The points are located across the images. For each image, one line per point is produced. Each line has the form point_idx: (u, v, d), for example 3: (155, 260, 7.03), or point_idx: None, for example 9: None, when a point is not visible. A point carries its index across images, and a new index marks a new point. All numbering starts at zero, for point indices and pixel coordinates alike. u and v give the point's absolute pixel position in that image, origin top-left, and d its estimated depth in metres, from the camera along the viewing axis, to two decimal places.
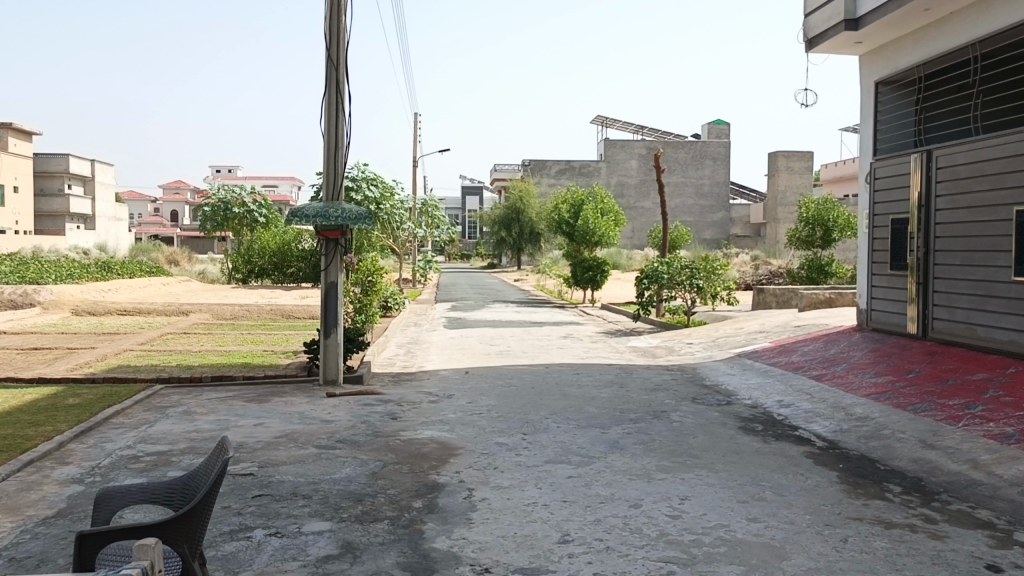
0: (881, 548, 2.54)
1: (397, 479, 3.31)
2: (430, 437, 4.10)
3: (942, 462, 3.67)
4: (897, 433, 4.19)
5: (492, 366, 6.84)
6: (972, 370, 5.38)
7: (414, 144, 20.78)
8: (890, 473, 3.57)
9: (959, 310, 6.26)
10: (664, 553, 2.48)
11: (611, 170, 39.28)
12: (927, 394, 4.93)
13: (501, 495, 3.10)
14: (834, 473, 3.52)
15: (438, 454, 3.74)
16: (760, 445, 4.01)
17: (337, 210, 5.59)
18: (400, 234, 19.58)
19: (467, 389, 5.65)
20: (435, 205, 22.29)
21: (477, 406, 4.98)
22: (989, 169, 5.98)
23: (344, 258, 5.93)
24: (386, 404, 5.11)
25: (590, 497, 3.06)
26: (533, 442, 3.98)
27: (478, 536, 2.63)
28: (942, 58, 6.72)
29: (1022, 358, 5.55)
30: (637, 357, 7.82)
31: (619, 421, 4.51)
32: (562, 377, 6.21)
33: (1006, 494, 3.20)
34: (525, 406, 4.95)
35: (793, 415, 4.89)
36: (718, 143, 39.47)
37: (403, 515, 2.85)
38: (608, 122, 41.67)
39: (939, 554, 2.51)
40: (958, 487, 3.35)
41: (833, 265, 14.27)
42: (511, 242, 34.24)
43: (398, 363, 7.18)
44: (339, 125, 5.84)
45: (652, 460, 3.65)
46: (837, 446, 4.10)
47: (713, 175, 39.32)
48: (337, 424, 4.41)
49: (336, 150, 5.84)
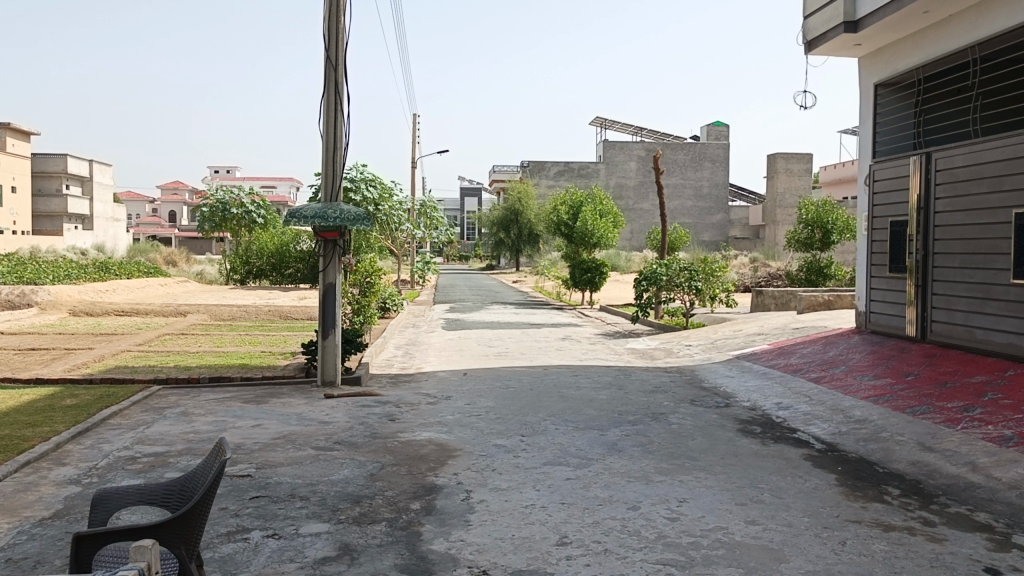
0: (880, 551, 2.54)
1: (395, 480, 3.31)
2: (428, 439, 4.10)
3: (940, 465, 3.67)
4: (895, 436, 4.19)
5: (490, 368, 6.84)
6: (970, 373, 5.38)
7: (413, 145, 20.80)
8: (889, 476, 3.57)
9: (958, 312, 6.26)
10: (662, 555, 2.48)
11: (610, 172, 39.30)
12: (925, 397, 4.93)
13: (499, 497, 3.10)
14: (833, 476, 3.52)
15: (436, 456, 3.74)
16: (758, 448, 4.01)
17: (336, 211, 5.59)
18: (399, 235, 19.59)
19: (466, 391, 5.64)
20: (435, 207, 22.29)
21: (475, 408, 4.97)
22: (987, 172, 5.98)
23: (342, 259, 5.93)
24: (384, 405, 5.10)
25: (588, 499, 3.05)
26: (532, 444, 3.98)
27: (476, 538, 2.63)
28: (941, 60, 6.71)
29: (1021, 360, 5.55)
30: (636, 359, 7.82)
31: (618, 423, 4.51)
32: (561, 378, 6.21)
33: (1005, 497, 3.20)
34: (523, 408, 4.95)
35: (792, 417, 4.89)
36: (717, 145, 39.50)
37: (401, 516, 2.84)
38: (607, 124, 41.70)
39: (937, 557, 2.51)
40: (956, 490, 3.35)
41: (832, 267, 14.28)
42: (510, 244, 34.25)
43: (397, 364, 7.17)
44: (338, 126, 5.84)
45: (650, 462, 3.65)
46: (836, 448, 4.10)
47: (712, 177, 39.34)
48: (335, 426, 4.41)
49: (335, 151, 5.84)
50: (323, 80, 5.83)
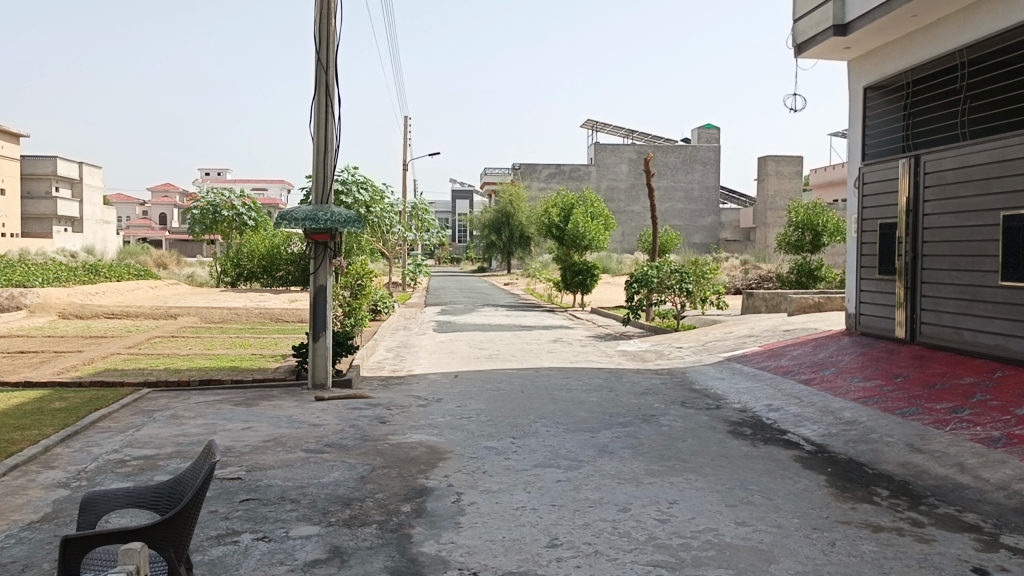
0: (869, 552, 2.55)
1: (386, 483, 3.30)
2: (418, 441, 4.09)
3: (929, 466, 3.69)
4: (884, 437, 4.21)
5: (481, 370, 6.83)
6: (959, 375, 5.41)
7: (404, 147, 20.78)
8: (878, 477, 3.58)
9: (947, 314, 6.30)
10: (652, 557, 2.48)
11: (601, 174, 39.37)
12: (914, 398, 4.95)
13: (489, 499, 3.09)
14: (822, 477, 3.53)
15: (427, 458, 3.73)
16: (748, 449, 4.02)
17: (326, 213, 5.58)
18: (390, 237, 19.61)
19: (457, 393, 5.63)
20: (426, 208, 22.17)
21: (466, 410, 4.97)
22: (976, 174, 6.02)
23: (333, 262, 5.92)
24: (375, 407, 5.09)
25: (579, 501, 3.05)
26: (522, 447, 3.97)
27: (466, 540, 2.63)
28: (931, 63, 6.74)
29: (1010, 361, 5.58)
30: (627, 360, 7.83)
31: (608, 425, 4.51)
32: (551, 380, 6.22)
33: (993, 498, 3.22)
34: (514, 410, 4.95)
35: (782, 419, 4.90)
36: (708, 148, 39.63)
37: (391, 519, 2.84)
38: (597, 126, 41.79)
39: (926, 557, 2.52)
40: (945, 491, 3.37)
41: (822, 269, 14.33)
42: (501, 246, 34.25)
43: (387, 366, 7.17)
44: (328, 128, 5.83)
45: (641, 463, 3.65)
46: (825, 450, 4.11)
47: (703, 180, 39.45)
48: (326, 428, 4.40)
49: (325, 153, 5.83)
50: (314, 82, 5.83)
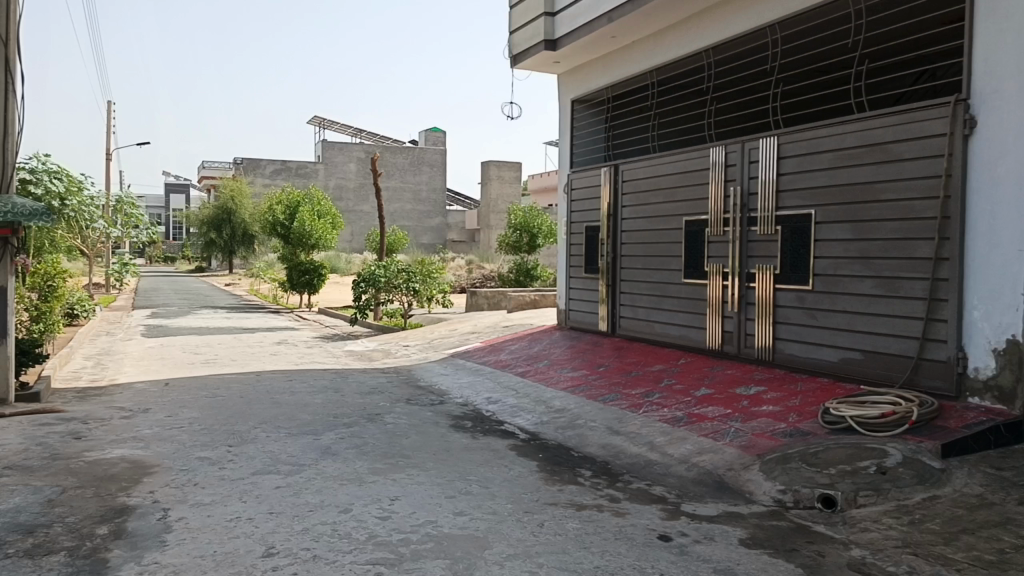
0: (572, 529, 2.76)
1: (80, 504, 2.99)
2: (120, 457, 3.75)
3: (625, 446, 4.08)
4: (589, 423, 4.58)
5: (196, 376, 6.40)
6: (650, 363, 6.04)
7: (108, 135, 18.93)
8: (582, 460, 3.89)
9: (642, 308, 6.99)
10: (371, 555, 2.49)
11: (329, 172, 38.71)
12: (614, 386, 5.44)
13: (201, 512, 2.92)
14: (534, 463, 3.76)
15: (129, 475, 3.43)
16: (468, 442, 4.17)
17: (6, 205, 4.92)
18: (90, 234, 17.77)
19: (166, 402, 5.23)
20: (133, 203, 20.38)
21: (178, 419, 4.64)
22: (664, 183, 6.73)
23: (15, 260, 5.23)
24: (69, 423, 4.58)
25: (298, 507, 2.98)
26: (239, 454, 3.80)
27: (172, 559, 2.46)
28: (627, 81, 7.45)
29: (692, 350, 6.32)
30: (354, 360, 7.77)
31: (331, 427, 4.45)
32: (273, 384, 5.98)
33: (677, 471, 3.64)
34: (231, 417, 4.71)
35: (500, 411, 5.14)
36: (436, 151, 40.53)
37: (84, 544, 2.57)
38: (326, 124, 41.03)
39: (620, 529, 2.78)
40: (638, 468, 3.74)
41: (537, 269, 15.27)
42: (222, 245, 32.42)
43: (85, 376, 6.47)
44: (8, 107, 5.14)
45: (363, 463, 3.65)
46: (538, 437, 4.38)
47: (431, 182, 40.27)
48: (6, 449, 3.87)
49: (5, 136, 5.13)
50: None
